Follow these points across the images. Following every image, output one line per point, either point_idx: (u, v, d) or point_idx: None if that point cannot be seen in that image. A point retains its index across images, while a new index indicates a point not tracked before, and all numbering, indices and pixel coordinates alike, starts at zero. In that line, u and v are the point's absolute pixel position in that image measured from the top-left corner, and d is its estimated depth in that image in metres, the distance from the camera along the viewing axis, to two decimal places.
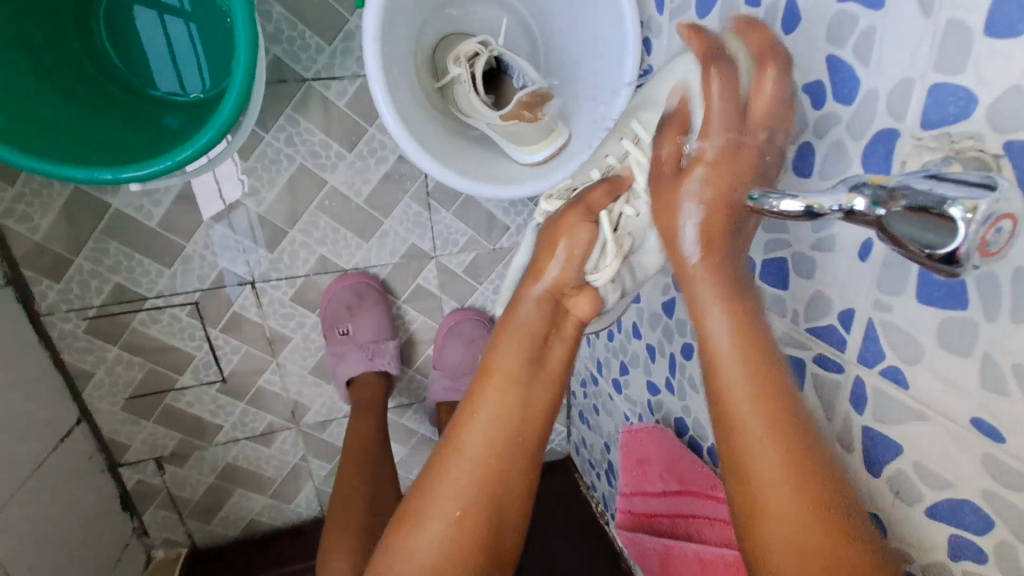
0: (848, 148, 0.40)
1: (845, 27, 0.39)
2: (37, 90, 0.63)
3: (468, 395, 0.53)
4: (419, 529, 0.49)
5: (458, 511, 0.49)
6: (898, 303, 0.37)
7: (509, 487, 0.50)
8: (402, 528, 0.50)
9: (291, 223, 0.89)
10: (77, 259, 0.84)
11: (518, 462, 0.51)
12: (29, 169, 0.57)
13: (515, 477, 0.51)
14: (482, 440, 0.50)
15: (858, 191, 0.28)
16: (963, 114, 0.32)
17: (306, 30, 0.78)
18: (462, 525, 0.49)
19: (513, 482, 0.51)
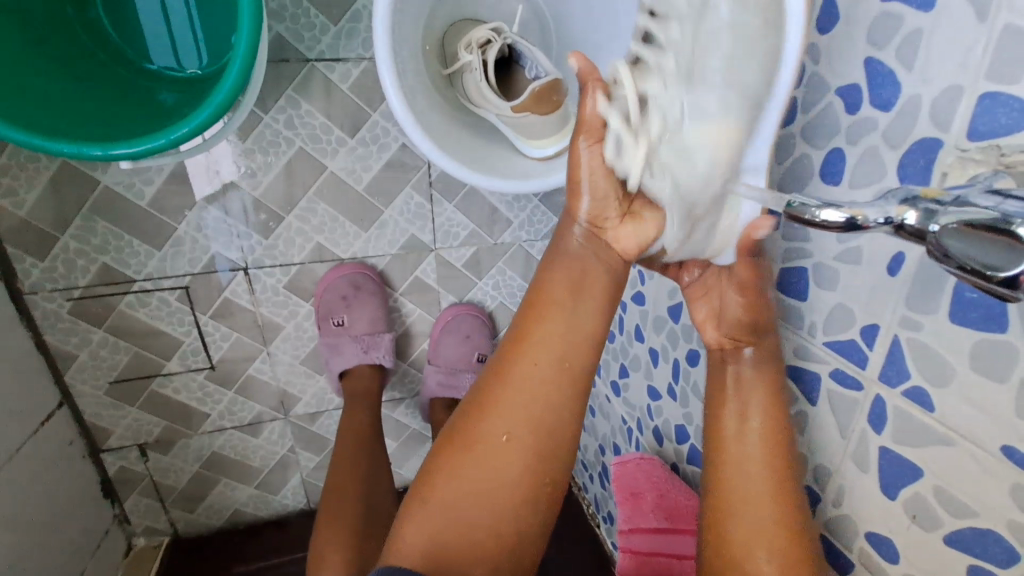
0: (884, 157, 0.38)
1: (890, 29, 0.37)
2: (26, 56, 0.59)
3: (515, 327, 0.48)
4: (471, 458, 0.46)
5: (504, 437, 0.45)
6: (929, 321, 0.36)
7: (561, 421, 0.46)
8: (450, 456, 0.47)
9: (287, 209, 0.87)
10: (63, 236, 0.80)
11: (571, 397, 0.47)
12: (12, 140, 0.54)
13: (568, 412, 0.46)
14: (524, 393, 0.46)
15: (910, 205, 0.27)
16: (1018, 125, 0.31)
17: (312, 8, 0.75)
18: (511, 457, 0.45)
19: (563, 440, 0.46)
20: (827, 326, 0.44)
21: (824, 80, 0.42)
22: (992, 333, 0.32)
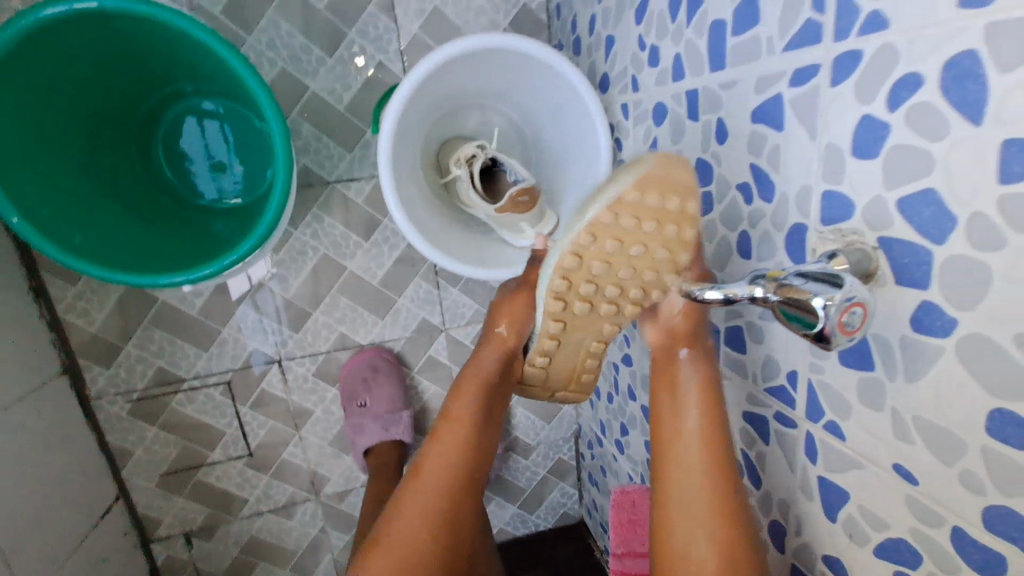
0: (774, 236, 0.48)
1: (760, 143, 0.48)
2: (106, 204, 0.73)
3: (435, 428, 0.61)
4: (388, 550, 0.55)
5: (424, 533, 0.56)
6: (827, 365, 0.44)
7: (467, 508, 0.59)
8: (373, 550, 0.56)
9: (314, 306, 1.00)
10: (126, 346, 0.94)
11: (473, 486, 0.60)
12: (91, 275, 0.65)
13: (467, 501, 0.59)
14: (450, 468, 0.59)
15: (759, 282, 0.36)
16: (848, 214, 0.40)
17: (330, 142, 0.93)
18: (431, 541, 0.56)
19: (465, 522, 0.59)
20: (764, 374, 0.53)
21: (727, 179, 0.54)
22: (867, 371, 0.41)
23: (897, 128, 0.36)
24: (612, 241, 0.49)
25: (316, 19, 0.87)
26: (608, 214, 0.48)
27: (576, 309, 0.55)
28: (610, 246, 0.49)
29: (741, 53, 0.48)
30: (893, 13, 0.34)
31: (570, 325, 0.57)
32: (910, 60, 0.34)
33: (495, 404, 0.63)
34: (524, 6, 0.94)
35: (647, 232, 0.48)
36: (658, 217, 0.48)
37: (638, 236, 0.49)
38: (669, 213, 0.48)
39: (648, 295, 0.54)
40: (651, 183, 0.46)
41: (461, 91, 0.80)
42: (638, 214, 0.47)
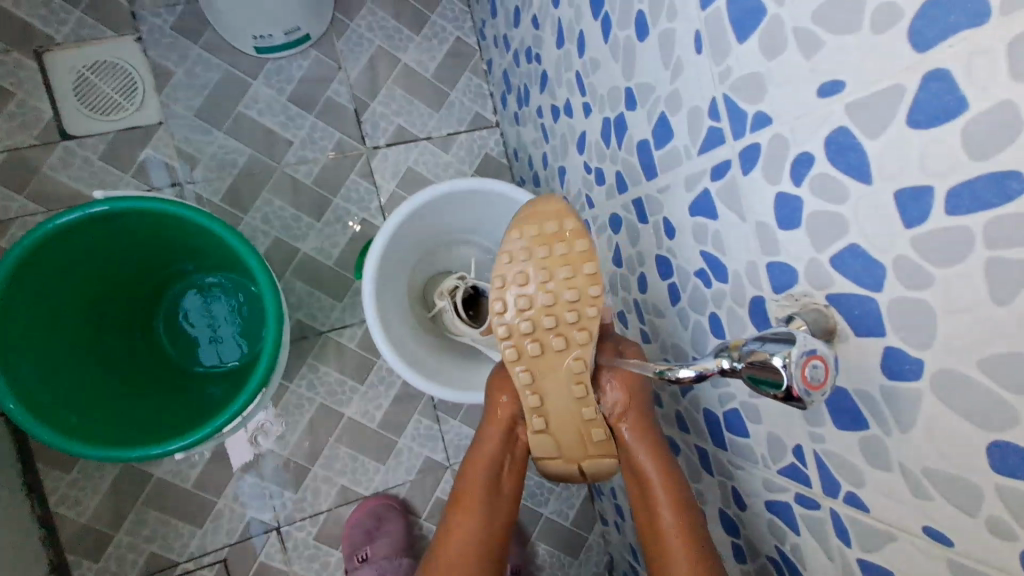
0: (739, 312, 0.50)
1: (703, 232, 0.52)
2: (105, 384, 0.75)
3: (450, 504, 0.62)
4: None
5: None
6: (826, 433, 0.44)
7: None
8: None
9: (313, 460, 0.97)
10: (117, 533, 0.89)
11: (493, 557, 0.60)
12: (84, 456, 0.65)
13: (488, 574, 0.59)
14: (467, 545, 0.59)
15: (723, 354, 0.37)
16: (793, 280, 0.43)
17: (323, 295, 0.99)
18: None
19: None
20: (772, 454, 0.51)
21: (684, 268, 0.57)
22: (864, 430, 0.40)
23: (807, 199, 0.40)
24: (519, 274, 0.57)
25: (304, 192, 0.99)
26: (506, 257, 0.58)
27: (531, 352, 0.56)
28: (519, 280, 0.56)
29: (666, 161, 0.55)
30: (771, 111, 0.41)
31: (537, 372, 0.56)
32: (797, 143, 0.39)
33: (503, 475, 0.63)
34: (485, 155, 1.08)
35: (541, 258, 0.56)
36: (544, 244, 0.57)
37: (540, 259, 0.57)
38: (549, 236, 0.57)
39: (584, 314, 0.56)
40: (528, 220, 0.58)
41: (436, 235, 0.88)
42: (531, 247, 0.57)
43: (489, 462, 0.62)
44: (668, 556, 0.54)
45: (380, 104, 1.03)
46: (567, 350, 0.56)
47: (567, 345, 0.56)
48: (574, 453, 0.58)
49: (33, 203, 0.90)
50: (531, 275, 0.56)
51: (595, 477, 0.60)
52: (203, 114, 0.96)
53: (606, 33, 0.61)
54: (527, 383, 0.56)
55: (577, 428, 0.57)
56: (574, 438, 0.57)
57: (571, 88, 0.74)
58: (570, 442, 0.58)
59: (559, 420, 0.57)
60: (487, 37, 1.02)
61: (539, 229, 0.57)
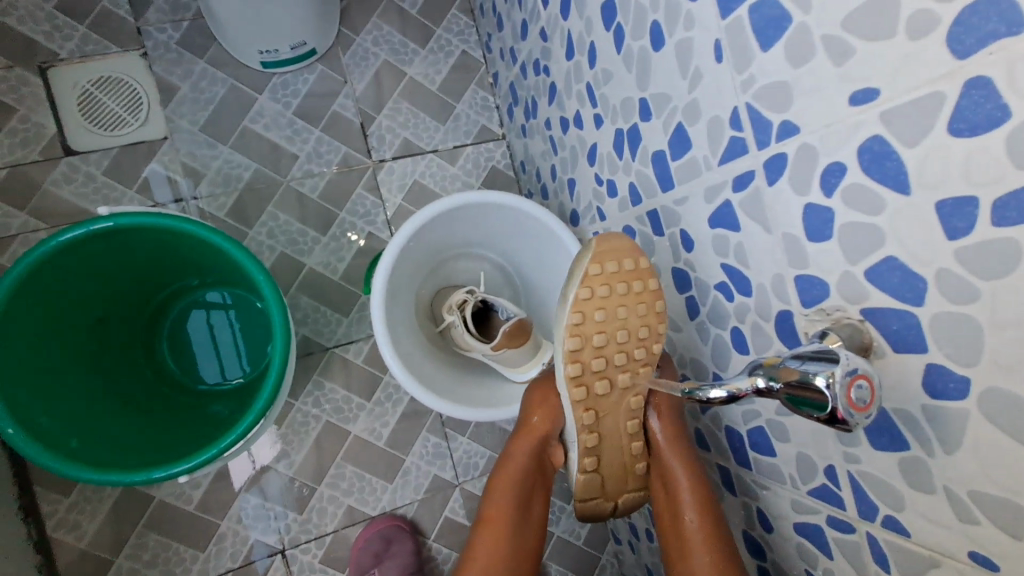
0: (765, 327, 0.48)
1: (724, 245, 0.51)
2: (107, 405, 0.73)
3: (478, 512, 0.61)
4: None
5: None
6: (861, 453, 0.42)
7: None
8: None
9: (318, 480, 0.94)
10: (117, 559, 0.87)
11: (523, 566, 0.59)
12: (85, 481, 0.63)
13: None
14: (496, 554, 0.58)
15: (757, 372, 0.36)
16: (824, 294, 0.41)
17: (328, 310, 0.98)
18: None
19: None
20: (801, 475, 0.49)
21: (704, 281, 0.56)
22: (904, 451, 0.39)
23: (840, 210, 0.38)
24: (600, 311, 0.54)
25: (310, 206, 0.98)
26: (584, 291, 0.55)
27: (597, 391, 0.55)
28: (599, 317, 0.54)
29: (684, 172, 0.54)
30: (798, 120, 0.40)
31: (599, 412, 0.56)
32: (826, 152, 0.38)
33: (534, 492, 0.62)
34: (492, 168, 1.07)
35: (622, 294, 0.55)
36: (624, 279, 0.55)
37: (618, 298, 0.55)
38: (627, 272, 0.55)
39: (650, 350, 0.56)
40: (606, 250, 0.56)
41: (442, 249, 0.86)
42: (609, 281, 0.55)
43: (518, 478, 0.61)
44: (691, 556, 0.55)
45: (386, 117, 1.03)
46: (635, 391, 0.56)
47: (635, 387, 0.56)
48: (615, 489, 0.60)
49: (34, 220, 0.89)
50: (613, 313, 0.55)
51: (628, 509, 0.63)
52: (208, 129, 0.95)
53: (619, 43, 0.60)
54: (590, 422, 0.56)
55: (625, 466, 0.59)
56: (619, 473, 0.60)
57: (581, 99, 0.73)
58: (615, 479, 0.60)
59: (608, 457, 0.58)
60: (494, 49, 1.02)
61: (618, 264, 0.55)
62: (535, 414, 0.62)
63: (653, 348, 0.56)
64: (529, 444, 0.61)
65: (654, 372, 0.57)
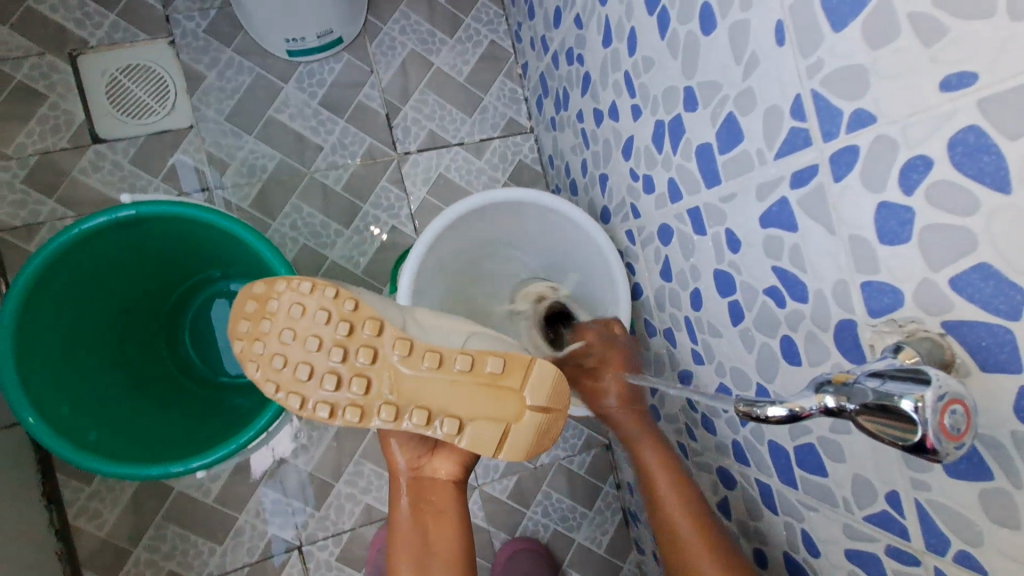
0: (821, 336, 0.44)
1: (777, 246, 0.47)
2: (128, 397, 0.73)
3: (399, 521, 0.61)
4: None
5: None
6: (933, 480, 0.38)
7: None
8: None
9: (337, 476, 0.93)
10: (136, 549, 0.86)
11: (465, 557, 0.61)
12: (104, 473, 0.62)
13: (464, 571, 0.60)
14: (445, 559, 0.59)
15: (824, 390, 0.32)
16: (897, 303, 0.37)
17: None
18: None
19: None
20: (857, 499, 0.45)
21: (751, 286, 0.52)
22: (987, 482, 0.34)
23: (922, 210, 0.34)
24: (278, 356, 0.53)
25: (334, 199, 0.96)
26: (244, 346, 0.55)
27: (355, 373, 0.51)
28: (279, 365, 0.53)
29: (733, 168, 0.50)
30: (875, 108, 0.36)
31: (385, 389, 0.51)
32: (909, 145, 0.34)
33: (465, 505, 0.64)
34: (519, 162, 1.04)
35: (272, 323, 0.54)
36: (248, 320, 0.55)
37: (275, 328, 0.53)
38: (250, 313, 0.55)
39: (321, 338, 0.52)
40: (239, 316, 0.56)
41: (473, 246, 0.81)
42: (257, 322, 0.54)
43: (448, 492, 0.63)
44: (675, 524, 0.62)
45: (412, 109, 1.00)
46: (375, 373, 0.51)
47: (366, 371, 0.51)
48: (508, 410, 0.51)
49: (62, 208, 0.89)
50: (271, 365, 0.53)
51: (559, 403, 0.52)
52: (233, 119, 0.94)
53: (663, 28, 0.56)
54: (392, 416, 0.51)
55: (481, 389, 0.50)
56: (492, 394, 0.50)
57: (617, 90, 0.69)
58: (492, 405, 0.51)
59: (462, 401, 0.50)
60: (524, 39, 0.98)
61: (241, 315, 0.55)
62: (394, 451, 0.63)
63: (328, 344, 0.52)
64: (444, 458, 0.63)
65: (368, 336, 0.51)
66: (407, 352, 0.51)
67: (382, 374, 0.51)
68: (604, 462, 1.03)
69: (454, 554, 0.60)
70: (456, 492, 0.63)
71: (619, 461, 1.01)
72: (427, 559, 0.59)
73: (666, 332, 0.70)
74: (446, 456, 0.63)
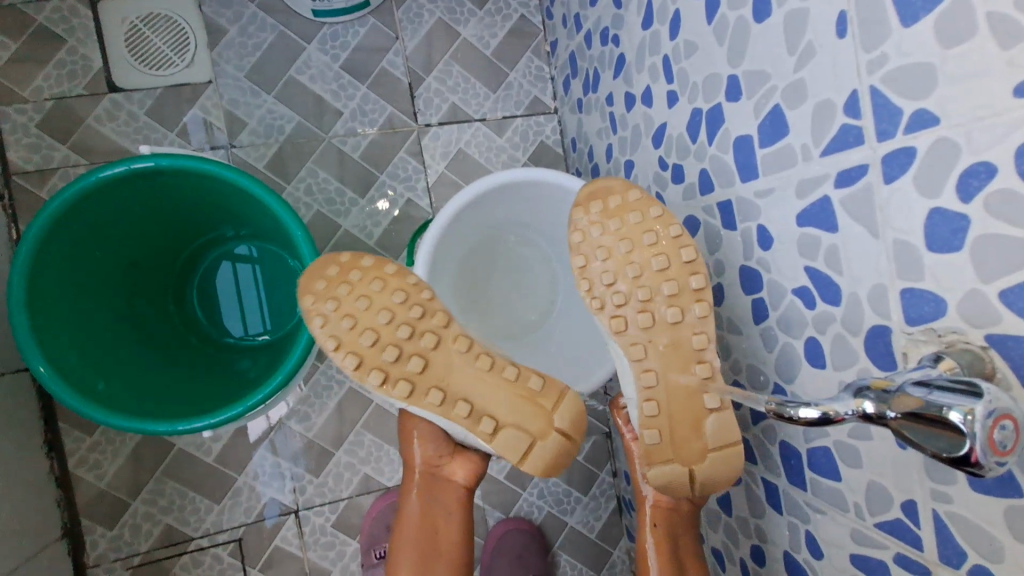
0: (850, 341, 0.44)
1: (813, 246, 0.46)
2: (134, 351, 0.72)
3: (407, 522, 0.61)
4: None
5: None
6: (955, 493, 0.38)
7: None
8: None
9: (337, 445, 0.93)
10: (134, 502, 0.87)
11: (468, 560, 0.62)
12: (110, 425, 0.61)
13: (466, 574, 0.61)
14: (447, 562, 0.60)
15: (863, 395, 0.31)
16: (939, 312, 0.36)
17: None
18: None
19: None
20: (869, 505, 0.45)
21: (780, 284, 0.51)
22: (1014, 498, 0.34)
23: (979, 219, 0.33)
24: (347, 318, 0.56)
25: (351, 167, 0.95)
26: (309, 300, 0.57)
27: (418, 352, 0.55)
28: (347, 326, 0.55)
29: (774, 162, 0.49)
30: (939, 110, 0.34)
31: (438, 377, 0.55)
32: (972, 150, 0.33)
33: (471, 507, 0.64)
34: (541, 143, 1.02)
35: (353, 286, 0.57)
36: (326, 282, 0.58)
37: (351, 295, 0.57)
38: (332, 274, 0.58)
39: (398, 317, 0.56)
40: (310, 273, 0.59)
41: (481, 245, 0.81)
42: (333, 285, 0.57)
43: (458, 497, 0.62)
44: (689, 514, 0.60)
45: (435, 80, 0.98)
46: (437, 358, 0.55)
47: (427, 353, 0.55)
48: (539, 425, 0.53)
49: (75, 155, 0.87)
50: (339, 323, 0.56)
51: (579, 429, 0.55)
52: (253, 76, 0.92)
53: (711, 12, 0.54)
54: (438, 401, 0.54)
55: (520, 397, 0.54)
56: (527, 406, 0.54)
57: (654, 74, 0.67)
58: (524, 415, 0.53)
59: (499, 408, 0.54)
60: (556, 16, 0.96)
61: (321, 278, 0.58)
62: (412, 448, 0.62)
63: (404, 319, 0.56)
64: (456, 457, 0.62)
65: (441, 325, 0.56)
66: (467, 349, 0.55)
67: (440, 358, 0.55)
68: (602, 450, 1.03)
69: (460, 557, 0.61)
70: (466, 499, 0.63)
71: (618, 450, 1.01)
72: (433, 554, 0.60)
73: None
74: (465, 461, 0.62)
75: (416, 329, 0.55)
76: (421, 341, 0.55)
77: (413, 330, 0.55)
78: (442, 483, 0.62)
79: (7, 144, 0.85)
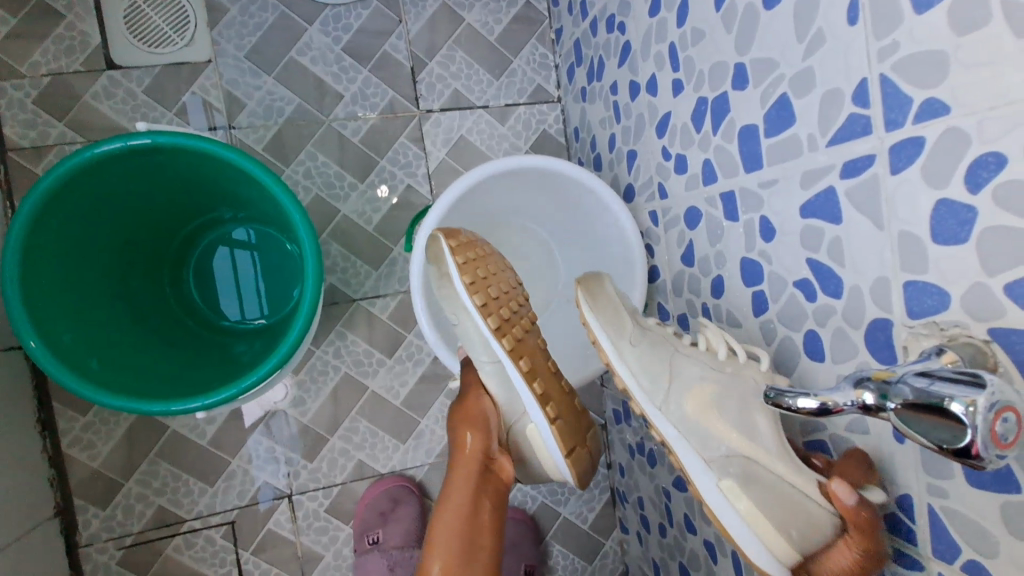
0: (851, 334, 0.43)
1: (817, 238, 0.45)
2: (128, 331, 0.71)
3: (455, 507, 0.56)
4: None
5: None
6: (951, 488, 0.37)
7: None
8: None
9: (331, 430, 0.93)
10: (127, 483, 0.87)
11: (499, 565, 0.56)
12: (105, 405, 0.61)
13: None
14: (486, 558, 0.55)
15: (863, 386, 0.31)
16: (942, 305, 0.36)
17: (358, 260, 0.94)
18: None
19: None
20: None
21: (781, 277, 0.50)
22: (1012, 494, 0.34)
23: (986, 211, 0.33)
24: (481, 270, 0.63)
25: (351, 151, 0.94)
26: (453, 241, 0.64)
27: (521, 329, 0.64)
28: (481, 273, 0.63)
29: (779, 153, 0.48)
30: (950, 99, 0.34)
31: (529, 355, 0.63)
32: (982, 141, 0.32)
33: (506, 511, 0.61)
34: (543, 132, 1.01)
35: (488, 253, 0.66)
36: (470, 239, 0.66)
37: (484, 258, 0.65)
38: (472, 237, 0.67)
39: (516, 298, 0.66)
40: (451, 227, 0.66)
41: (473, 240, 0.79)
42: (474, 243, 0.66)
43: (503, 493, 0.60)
44: None
45: (438, 65, 0.97)
46: (530, 342, 0.64)
47: (527, 332, 0.65)
48: (578, 436, 0.64)
49: (72, 132, 0.86)
50: (477, 269, 0.63)
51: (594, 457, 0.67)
52: (253, 57, 0.90)
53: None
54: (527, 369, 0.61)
55: (572, 406, 0.65)
56: (574, 416, 0.65)
57: (659, 62, 0.66)
58: (573, 423, 0.64)
59: (562, 407, 0.63)
60: (561, 2, 0.94)
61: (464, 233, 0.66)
62: (468, 432, 0.61)
63: (515, 298, 0.65)
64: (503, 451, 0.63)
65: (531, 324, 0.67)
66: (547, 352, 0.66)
67: (530, 343, 0.64)
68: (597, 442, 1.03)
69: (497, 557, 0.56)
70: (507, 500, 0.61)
71: (613, 442, 1.01)
72: (476, 545, 0.55)
73: (681, 319, 0.70)
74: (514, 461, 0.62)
75: (519, 309, 0.65)
76: (521, 324, 0.65)
77: (519, 307, 0.65)
78: (493, 477, 0.60)
79: (3, 120, 0.84)
